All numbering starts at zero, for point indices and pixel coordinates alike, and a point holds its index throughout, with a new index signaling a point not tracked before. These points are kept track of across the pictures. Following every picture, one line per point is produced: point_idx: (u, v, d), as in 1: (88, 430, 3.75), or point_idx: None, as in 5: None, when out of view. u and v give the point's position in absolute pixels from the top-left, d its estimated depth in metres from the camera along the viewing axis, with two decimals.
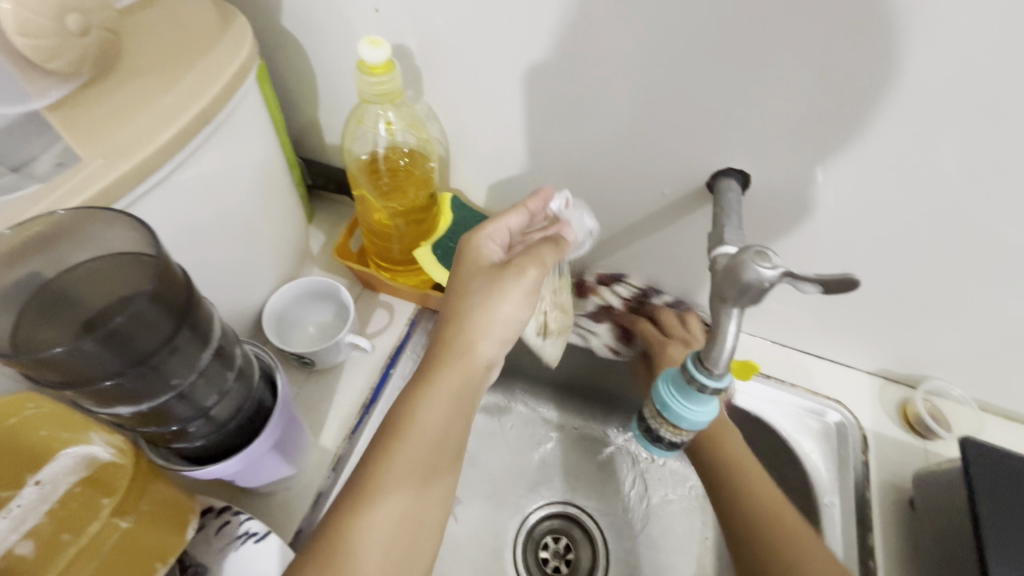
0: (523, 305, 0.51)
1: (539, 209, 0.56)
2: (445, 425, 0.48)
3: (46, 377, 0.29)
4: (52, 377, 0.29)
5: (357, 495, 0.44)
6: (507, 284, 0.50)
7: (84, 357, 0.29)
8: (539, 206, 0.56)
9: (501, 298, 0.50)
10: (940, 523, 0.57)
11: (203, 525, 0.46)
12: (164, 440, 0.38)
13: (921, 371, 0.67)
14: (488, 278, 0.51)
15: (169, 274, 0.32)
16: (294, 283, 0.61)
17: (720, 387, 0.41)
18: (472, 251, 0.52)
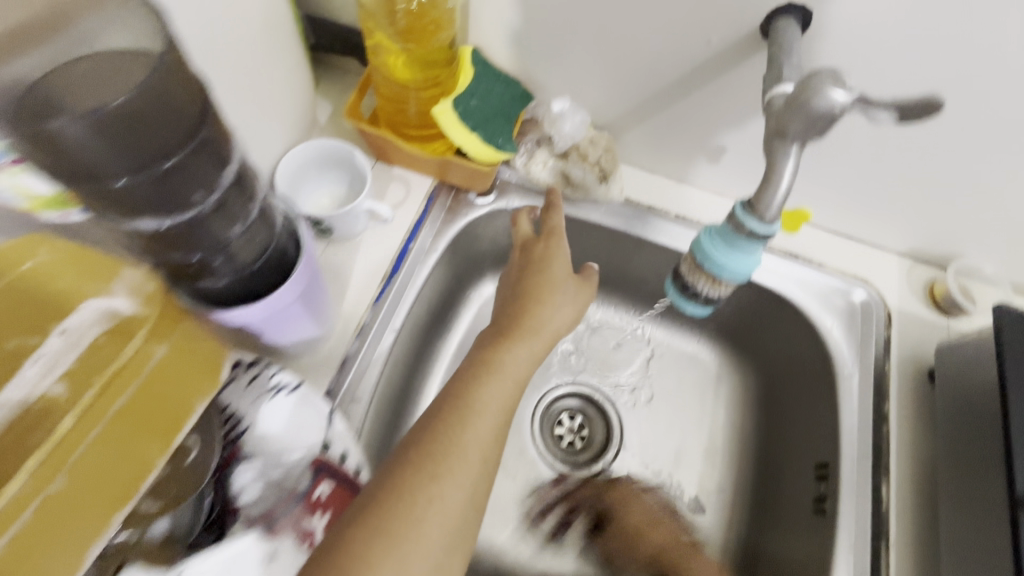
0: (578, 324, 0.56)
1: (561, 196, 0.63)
2: (508, 397, 0.47)
3: (68, 169, 0.27)
4: (61, 167, 0.27)
5: (415, 477, 0.40)
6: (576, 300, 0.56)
7: (110, 143, 0.27)
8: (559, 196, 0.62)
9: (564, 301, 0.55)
10: (953, 389, 0.58)
11: (233, 377, 0.45)
12: (188, 274, 0.36)
13: (954, 249, 0.66)
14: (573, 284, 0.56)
15: (172, 73, 0.29)
16: (306, 145, 0.57)
17: (771, 233, 0.39)
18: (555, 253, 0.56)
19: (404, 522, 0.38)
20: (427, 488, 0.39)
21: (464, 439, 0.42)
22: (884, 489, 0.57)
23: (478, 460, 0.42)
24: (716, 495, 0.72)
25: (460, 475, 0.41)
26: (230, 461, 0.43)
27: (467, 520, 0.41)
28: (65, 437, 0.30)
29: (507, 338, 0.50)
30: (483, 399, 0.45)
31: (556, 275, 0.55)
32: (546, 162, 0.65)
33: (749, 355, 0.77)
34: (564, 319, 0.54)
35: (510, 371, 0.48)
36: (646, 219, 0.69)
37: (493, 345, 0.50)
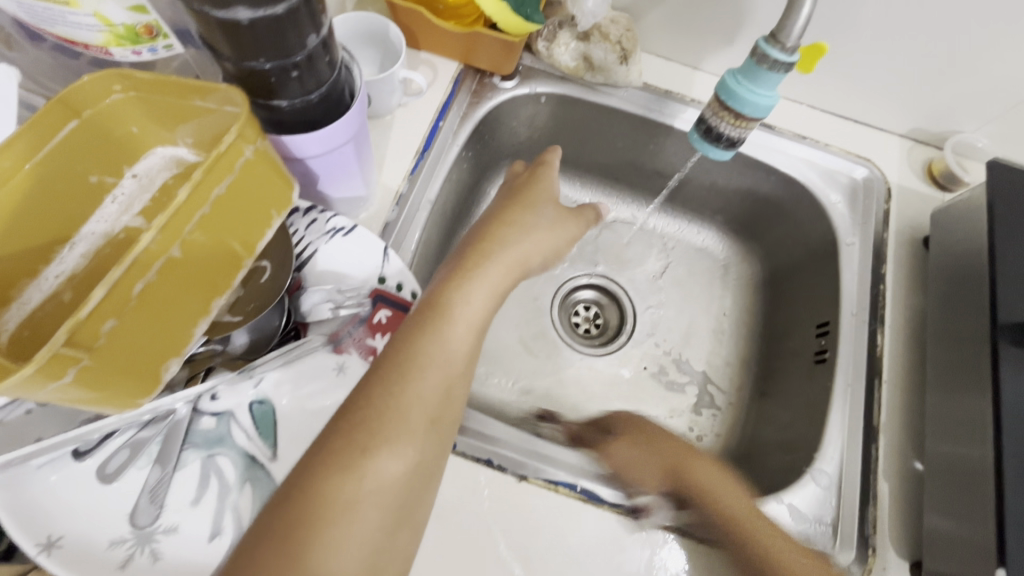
0: (563, 252, 0.57)
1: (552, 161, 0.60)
2: (463, 343, 0.44)
3: None
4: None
5: (349, 449, 0.37)
6: (555, 230, 0.55)
7: None
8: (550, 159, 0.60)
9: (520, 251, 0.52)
10: (945, 247, 0.63)
11: (293, 223, 0.50)
12: (262, 86, 0.39)
13: (952, 127, 0.70)
14: (554, 210, 0.56)
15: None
16: (342, 17, 0.59)
17: (791, 63, 0.43)
18: (542, 177, 0.58)
19: (340, 501, 0.35)
20: (360, 463, 0.36)
21: (404, 405, 0.39)
22: (878, 337, 0.62)
23: (422, 424, 0.39)
24: (724, 367, 0.78)
25: (397, 445, 0.38)
26: (294, 291, 0.47)
27: (413, 490, 0.38)
28: (182, 205, 0.33)
29: (441, 312, 0.45)
30: (427, 359, 0.42)
31: (527, 215, 0.54)
32: (567, 45, 0.66)
33: (756, 242, 0.81)
34: (538, 252, 0.54)
35: (444, 344, 0.43)
36: (663, 103, 0.72)
37: (425, 318, 0.44)
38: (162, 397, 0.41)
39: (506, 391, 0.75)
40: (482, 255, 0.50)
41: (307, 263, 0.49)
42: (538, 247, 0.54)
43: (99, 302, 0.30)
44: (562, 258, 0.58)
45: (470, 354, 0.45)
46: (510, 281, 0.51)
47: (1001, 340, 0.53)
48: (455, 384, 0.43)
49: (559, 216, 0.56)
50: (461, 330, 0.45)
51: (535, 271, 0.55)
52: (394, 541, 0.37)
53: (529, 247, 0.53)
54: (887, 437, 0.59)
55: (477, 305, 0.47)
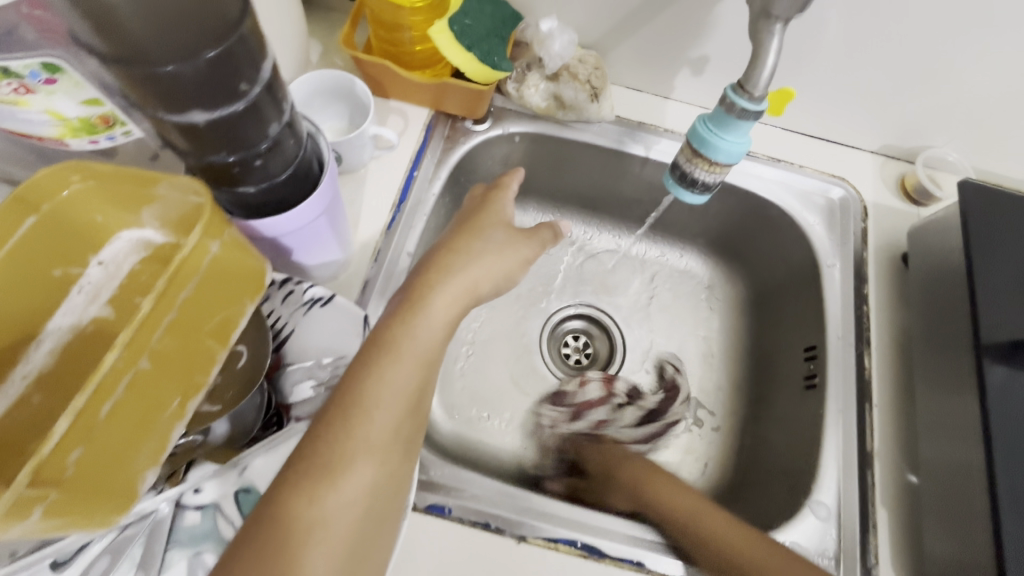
0: (513, 275, 0.54)
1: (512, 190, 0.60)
2: (413, 381, 0.43)
3: (118, 59, 0.28)
4: (110, 49, 0.28)
5: (297, 499, 0.37)
6: (501, 254, 0.53)
7: (148, 30, 0.27)
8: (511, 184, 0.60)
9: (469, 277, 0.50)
10: (923, 265, 0.64)
11: (268, 296, 0.48)
12: (228, 177, 0.38)
13: (921, 143, 0.71)
14: (500, 235, 0.54)
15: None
16: (308, 77, 0.58)
17: (760, 111, 0.43)
18: (494, 204, 0.57)
19: (288, 553, 0.35)
20: (306, 513, 0.37)
21: (350, 452, 0.39)
22: (866, 359, 0.63)
23: (369, 466, 0.39)
24: (716, 391, 0.78)
25: (345, 492, 0.38)
26: (277, 368, 0.46)
27: (363, 531, 0.39)
28: (148, 316, 0.32)
29: (388, 352, 0.43)
30: (374, 402, 0.41)
31: (474, 242, 0.53)
32: (537, 86, 0.66)
33: (739, 262, 0.81)
34: (487, 278, 0.51)
35: (389, 385, 0.42)
36: (637, 135, 0.72)
37: (372, 359, 0.43)
38: (144, 500, 0.39)
39: (500, 433, 0.74)
40: (428, 286, 0.48)
41: (286, 336, 0.48)
42: (488, 273, 0.52)
43: (64, 432, 0.28)
44: (516, 282, 0.55)
45: (421, 390, 0.44)
46: (463, 305, 0.49)
47: (984, 360, 0.54)
48: (406, 423, 0.42)
49: (507, 240, 0.54)
50: (410, 369, 0.43)
51: (488, 298, 0.53)
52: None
53: (476, 275, 0.51)
54: (881, 461, 0.59)
55: (428, 341, 0.45)
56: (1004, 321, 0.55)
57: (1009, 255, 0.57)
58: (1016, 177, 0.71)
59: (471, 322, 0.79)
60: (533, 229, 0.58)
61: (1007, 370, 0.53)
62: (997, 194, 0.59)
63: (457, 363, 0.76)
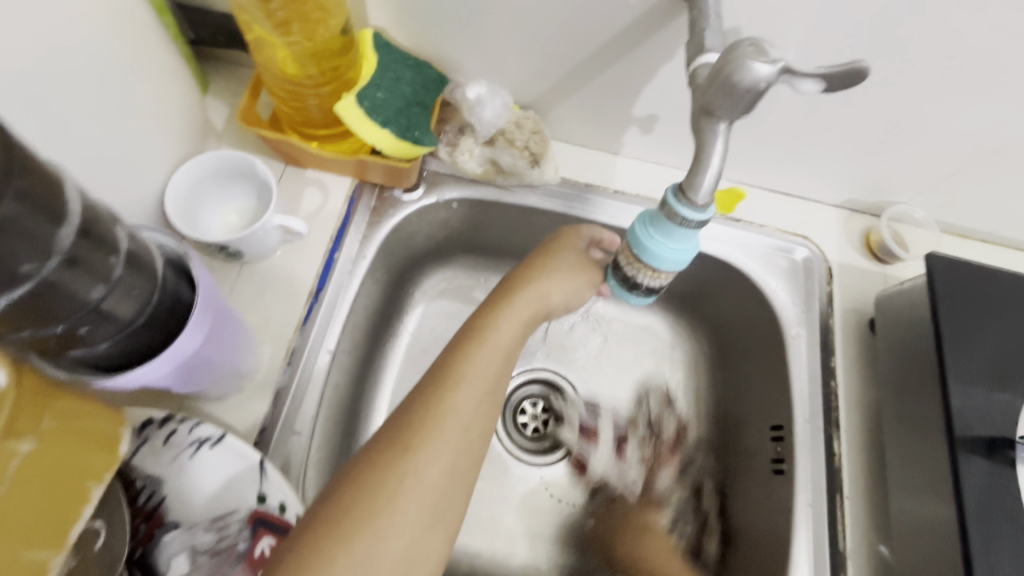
0: (581, 297, 0.54)
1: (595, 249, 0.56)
2: (500, 367, 0.45)
3: None
4: None
5: (395, 450, 0.39)
6: (574, 274, 0.53)
7: None
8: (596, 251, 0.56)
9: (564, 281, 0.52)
10: (890, 337, 0.59)
11: (145, 438, 0.41)
12: (51, 348, 0.30)
13: (886, 198, 0.66)
14: (575, 258, 0.54)
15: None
16: (200, 159, 0.50)
17: (704, 219, 0.37)
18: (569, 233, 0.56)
19: (386, 493, 0.37)
20: (402, 462, 0.38)
21: (441, 413, 0.41)
22: (835, 444, 0.58)
23: (456, 432, 0.41)
24: (681, 461, 0.71)
25: (437, 448, 0.39)
26: (153, 531, 0.39)
27: (450, 497, 0.39)
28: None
29: (482, 328, 0.47)
30: (461, 375, 0.43)
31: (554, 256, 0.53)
32: (471, 151, 0.59)
33: (704, 321, 0.74)
34: (559, 292, 0.52)
35: (483, 360, 0.45)
36: (583, 198, 0.65)
37: (468, 333, 0.47)
38: None
39: None
40: (513, 289, 0.50)
41: (164, 491, 0.40)
42: (565, 292, 0.52)
43: None
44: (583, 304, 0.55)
45: (503, 371, 0.46)
46: (530, 316, 0.50)
47: (960, 452, 0.49)
48: (494, 398, 0.44)
49: (579, 263, 0.54)
50: (491, 357, 0.45)
51: (557, 314, 0.53)
52: (431, 541, 0.38)
53: (549, 289, 0.51)
54: (855, 560, 0.54)
55: (509, 333, 0.48)
56: (980, 411, 0.50)
57: (982, 334, 0.52)
58: (982, 231, 0.67)
59: None
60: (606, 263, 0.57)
61: (986, 464, 0.49)
62: (966, 267, 0.54)
63: None
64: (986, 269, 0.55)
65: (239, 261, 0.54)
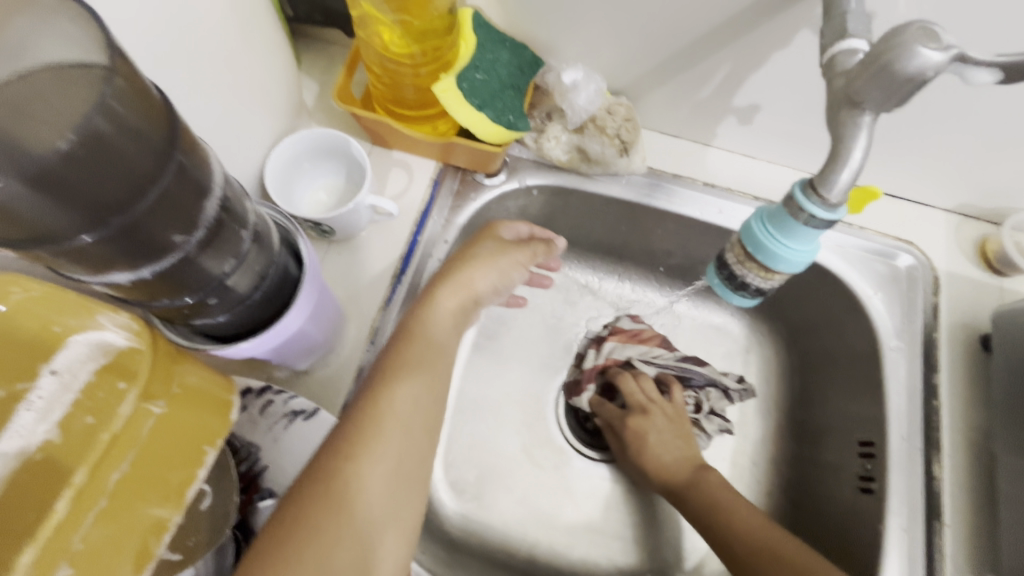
0: (511, 276, 0.53)
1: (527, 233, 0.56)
2: (438, 363, 0.46)
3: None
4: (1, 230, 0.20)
5: (332, 460, 0.38)
6: (495, 260, 0.51)
7: (38, 205, 0.20)
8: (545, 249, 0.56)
9: (493, 267, 0.51)
10: (1006, 358, 0.54)
11: (245, 406, 0.43)
12: (181, 315, 0.31)
13: (1009, 205, 0.60)
14: (493, 242, 0.52)
15: (117, 88, 0.21)
16: (298, 136, 0.51)
17: (834, 220, 0.34)
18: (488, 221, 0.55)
19: (330, 505, 0.36)
20: (345, 469, 0.38)
21: (378, 417, 0.41)
22: (936, 468, 0.54)
23: (397, 431, 0.41)
24: (751, 468, 0.67)
25: (379, 449, 0.40)
26: (252, 498, 0.41)
27: (402, 492, 0.40)
28: (104, 512, 0.27)
29: (413, 331, 0.46)
30: (396, 375, 0.43)
31: (475, 250, 0.51)
32: (558, 138, 0.58)
33: (783, 327, 0.70)
34: (486, 278, 0.50)
35: (421, 363, 0.44)
36: (667, 189, 0.62)
37: (398, 337, 0.46)
38: None
39: (510, 513, 0.66)
40: (439, 283, 0.49)
41: (263, 459, 0.42)
42: (492, 283, 0.51)
43: None
44: (513, 286, 0.54)
45: (441, 366, 0.46)
46: (460, 306, 0.49)
47: None
48: (434, 391, 0.44)
49: (498, 249, 0.52)
50: (424, 355, 0.45)
51: (486, 303, 0.52)
52: (387, 540, 0.38)
53: (479, 283, 0.50)
54: None
55: (439, 328, 0.47)
56: None
57: None
58: None
59: (478, 385, 0.70)
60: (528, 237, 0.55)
61: None
62: None
63: (462, 432, 0.68)
64: None
65: (326, 239, 0.54)
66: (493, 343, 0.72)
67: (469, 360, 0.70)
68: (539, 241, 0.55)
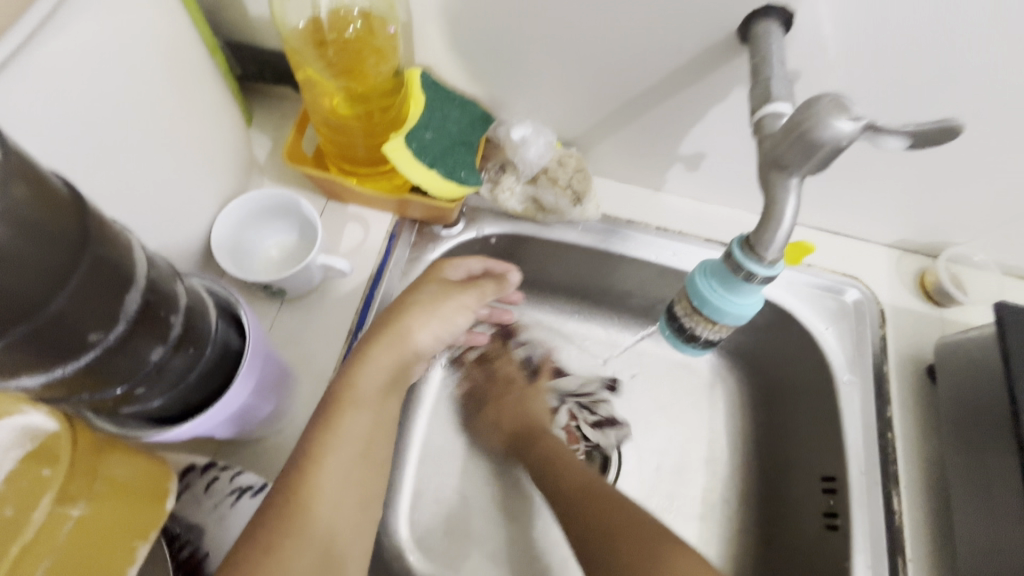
0: (455, 325, 0.52)
1: (478, 270, 0.54)
2: (374, 429, 0.44)
3: None
4: None
5: (253, 553, 0.35)
6: (435, 308, 0.50)
7: None
8: (495, 290, 0.54)
9: (433, 320, 0.49)
10: (949, 388, 0.56)
11: (188, 484, 0.41)
12: (107, 406, 0.30)
13: (943, 240, 0.63)
14: (434, 288, 0.51)
15: (18, 186, 0.20)
16: (245, 197, 0.51)
17: (772, 275, 0.35)
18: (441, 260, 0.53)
19: None
20: (264, 562, 0.35)
21: (309, 496, 0.39)
22: (895, 501, 0.55)
23: (330, 507, 0.40)
24: (721, 507, 0.67)
25: (310, 531, 0.38)
26: None
27: (331, 574, 0.38)
28: None
29: (348, 397, 0.43)
30: (328, 446, 0.41)
31: (415, 301, 0.49)
32: (512, 189, 0.58)
33: (743, 362, 0.71)
34: (425, 330, 0.49)
35: (355, 431, 0.43)
36: (621, 234, 0.64)
37: (330, 402, 0.43)
38: None
39: (480, 569, 0.63)
40: (371, 337, 0.47)
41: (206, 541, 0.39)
42: (433, 334, 0.50)
43: None
44: (456, 331, 0.52)
45: (378, 431, 0.45)
46: (394, 362, 0.47)
47: None
48: (368, 456, 0.43)
49: (441, 291, 0.51)
50: (359, 422, 0.43)
51: (428, 353, 0.51)
52: None
53: (418, 337, 0.49)
54: None
55: (376, 387, 0.45)
56: None
57: None
58: None
59: (445, 437, 0.68)
60: (476, 277, 0.54)
61: None
62: None
63: (429, 486, 0.65)
64: None
65: (278, 298, 0.53)
66: (458, 391, 0.70)
67: (434, 410, 0.69)
68: (491, 277, 0.54)
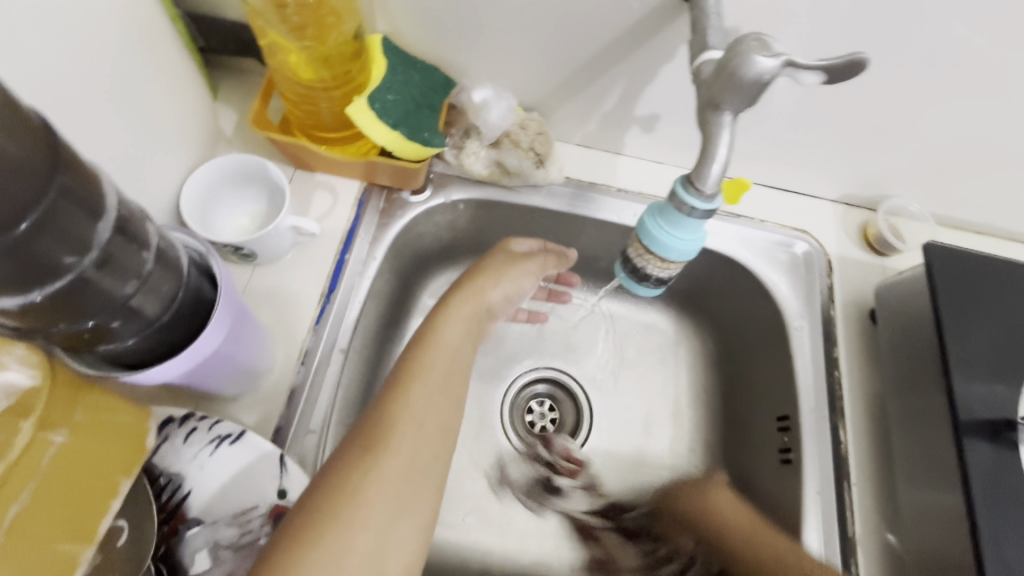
0: (522, 288, 0.54)
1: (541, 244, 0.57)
2: (456, 373, 0.46)
3: None
4: None
5: (353, 458, 0.38)
6: (504, 269, 0.52)
7: None
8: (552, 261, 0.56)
9: (501, 275, 0.52)
10: (888, 328, 0.61)
11: (167, 436, 0.42)
12: (83, 342, 0.31)
13: (882, 193, 0.68)
14: (502, 253, 0.53)
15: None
16: (212, 163, 0.52)
17: (712, 209, 0.38)
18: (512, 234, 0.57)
19: (344, 503, 0.36)
20: (363, 464, 0.38)
21: (398, 418, 0.41)
22: (841, 433, 0.59)
23: (412, 431, 0.41)
24: (688, 454, 0.71)
25: (399, 450, 0.39)
26: (178, 528, 0.40)
27: (417, 494, 0.39)
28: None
29: (426, 336, 0.47)
30: (417, 378, 0.43)
31: (486, 260, 0.52)
32: (477, 153, 0.60)
33: (704, 318, 0.75)
34: (496, 287, 0.51)
35: (434, 368, 0.44)
36: (585, 196, 0.66)
37: (414, 342, 0.46)
38: None
39: (461, 524, 0.66)
40: (451, 287, 0.50)
41: (188, 487, 0.41)
42: (503, 289, 0.52)
43: None
44: (523, 296, 0.54)
45: (456, 373, 0.46)
46: (472, 311, 0.49)
47: (964, 436, 0.50)
48: (451, 396, 0.44)
49: (508, 259, 0.53)
50: (443, 360, 0.45)
51: (501, 309, 0.53)
52: (400, 538, 0.37)
53: (487, 288, 0.51)
54: (862, 546, 0.56)
55: (454, 336, 0.47)
56: (979, 391, 0.51)
57: (981, 320, 0.54)
58: (974, 222, 0.68)
59: None
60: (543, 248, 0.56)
61: (989, 448, 0.50)
62: (966, 259, 0.56)
63: None
64: (985, 260, 0.56)
65: (250, 263, 0.55)
66: None
67: None
68: (551, 252, 0.57)
